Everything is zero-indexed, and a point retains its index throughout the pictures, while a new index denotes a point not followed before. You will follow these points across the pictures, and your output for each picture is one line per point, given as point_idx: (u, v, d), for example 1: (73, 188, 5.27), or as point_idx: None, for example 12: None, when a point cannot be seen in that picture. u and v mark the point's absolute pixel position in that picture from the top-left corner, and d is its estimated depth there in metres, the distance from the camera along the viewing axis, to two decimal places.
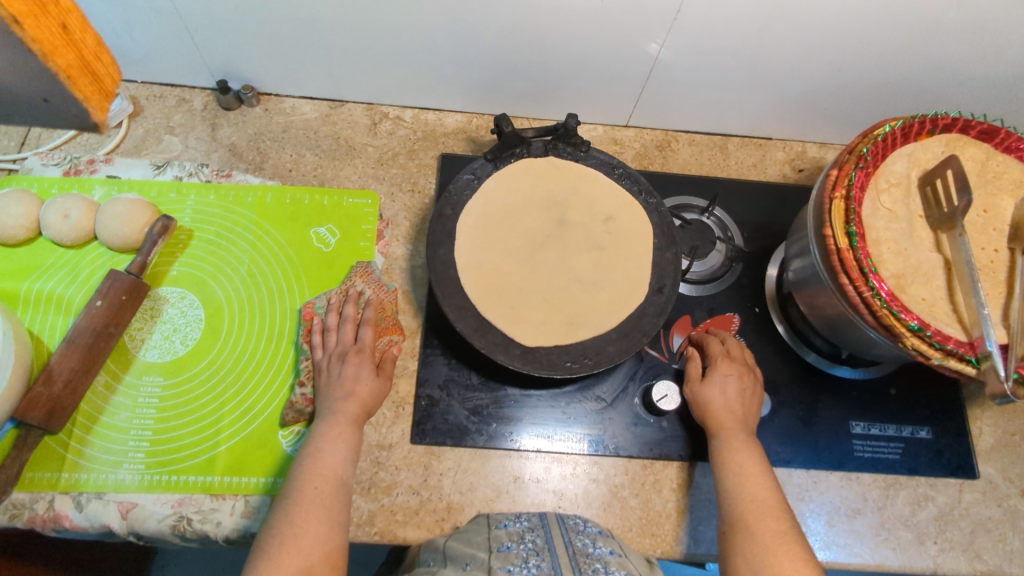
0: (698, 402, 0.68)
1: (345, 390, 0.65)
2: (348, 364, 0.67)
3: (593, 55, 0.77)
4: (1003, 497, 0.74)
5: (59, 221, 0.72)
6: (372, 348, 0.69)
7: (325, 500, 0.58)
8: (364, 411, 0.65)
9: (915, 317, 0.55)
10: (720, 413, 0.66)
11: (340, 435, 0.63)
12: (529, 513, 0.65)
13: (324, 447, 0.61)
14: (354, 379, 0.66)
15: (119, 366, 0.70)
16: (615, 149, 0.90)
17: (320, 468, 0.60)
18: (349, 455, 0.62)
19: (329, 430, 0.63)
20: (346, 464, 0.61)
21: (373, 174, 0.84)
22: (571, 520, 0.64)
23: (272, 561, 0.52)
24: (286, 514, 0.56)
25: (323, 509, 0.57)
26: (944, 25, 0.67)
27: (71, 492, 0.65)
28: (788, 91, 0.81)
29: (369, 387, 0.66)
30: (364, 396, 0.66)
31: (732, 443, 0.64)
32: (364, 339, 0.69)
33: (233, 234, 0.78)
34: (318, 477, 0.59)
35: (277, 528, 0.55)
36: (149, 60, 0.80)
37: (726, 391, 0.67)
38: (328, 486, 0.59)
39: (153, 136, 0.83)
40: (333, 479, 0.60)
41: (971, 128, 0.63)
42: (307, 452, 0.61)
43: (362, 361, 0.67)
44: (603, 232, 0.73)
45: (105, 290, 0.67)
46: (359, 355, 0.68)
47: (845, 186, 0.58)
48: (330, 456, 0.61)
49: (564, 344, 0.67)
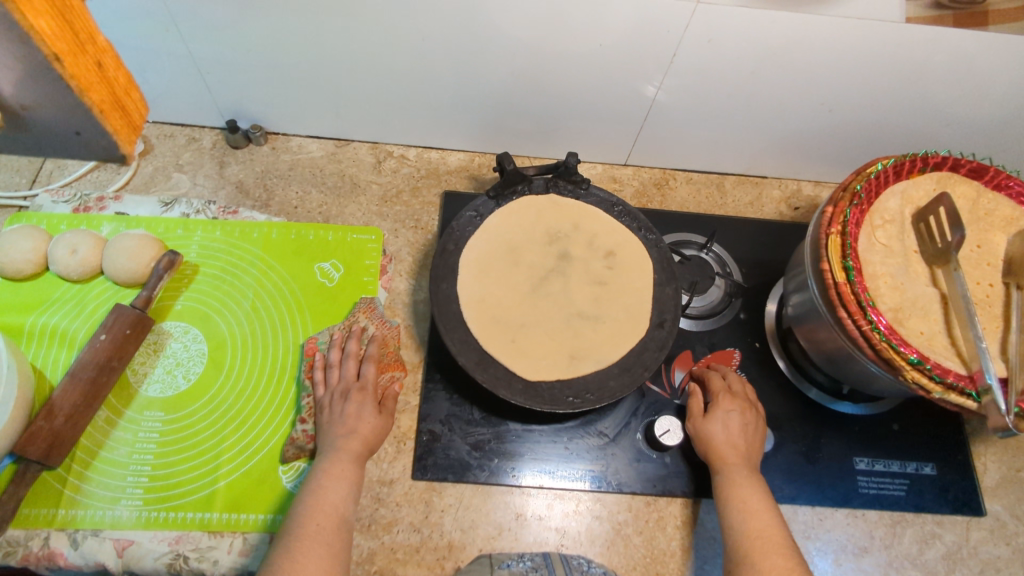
0: (701, 437, 0.68)
1: (347, 426, 0.65)
2: (349, 399, 0.67)
3: (591, 98, 0.80)
4: (1011, 535, 0.73)
5: (66, 256, 0.73)
6: (374, 383, 0.69)
7: (327, 537, 0.57)
8: (367, 448, 0.65)
9: (914, 350, 0.56)
10: (723, 449, 0.66)
11: (342, 472, 0.62)
12: (531, 553, 0.66)
13: (325, 483, 0.61)
14: (357, 416, 0.66)
15: (120, 400, 0.70)
16: (615, 187, 0.92)
17: (322, 504, 0.59)
18: (350, 491, 0.62)
19: (331, 466, 0.62)
20: (349, 501, 0.61)
21: (377, 211, 0.85)
22: (575, 559, 0.64)
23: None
24: (288, 549, 0.55)
25: (324, 546, 0.56)
26: (930, 68, 0.69)
27: (67, 528, 0.64)
28: (781, 131, 0.84)
29: (370, 424, 0.66)
30: (365, 433, 0.65)
31: (736, 478, 0.64)
32: (366, 374, 0.69)
33: (238, 269, 0.79)
34: (320, 513, 0.58)
35: (278, 562, 0.54)
36: (161, 100, 0.82)
37: (729, 427, 0.67)
38: (329, 522, 0.58)
39: (162, 174, 0.85)
40: (335, 515, 0.59)
41: (960, 166, 0.65)
42: (308, 489, 0.61)
43: (364, 397, 0.67)
44: (603, 267, 0.74)
45: (110, 324, 0.67)
46: (362, 392, 0.67)
47: (841, 223, 0.60)
48: (332, 493, 0.60)
49: (566, 378, 0.67)
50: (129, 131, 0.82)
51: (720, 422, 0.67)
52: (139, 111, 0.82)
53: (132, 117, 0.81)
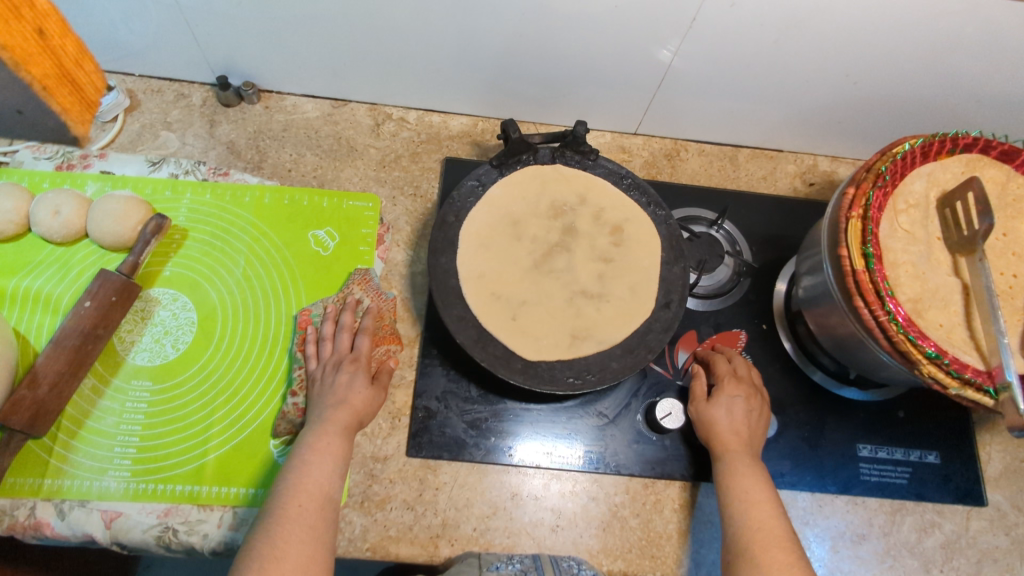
0: (703, 422, 0.66)
1: (338, 400, 0.63)
2: (345, 372, 0.65)
3: (605, 63, 0.75)
4: (1011, 525, 0.72)
5: (49, 218, 0.70)
6: (368, 357, 0.67)
7: (310, 519, 0.55)
8: (358, 420, 0.63)
9: (932, 344, 0.53)
10: (725, 436, 0.64)
11: (328, 448, 0.60)
12: (523, 553, 0.65)
13: (311, 460, 0.59)
14: (347, 388, 0.64)
15: (107, 368, 0.68)
16: (623, 157, 0.88)
17: (307, 483, 0.57)
18: (336, 467, 0.60)
19: (317, 442, 0.60)
20: (334, 478, 0.59)
21: (375, 176, 0.81)
22: (566, 561, 0.64)
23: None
24: (268, 532, 0.53)
25: (307, 528, 0.54)
26: (966, 41, 0.65)
27: (54, 499, 0.63)
28: (801, 104, 0.80)
29: (362, 396, 0.64)
30: (357, 406, 0.63)
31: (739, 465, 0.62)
32: (361, 349, 0.67)
33: (229, 235, 0.76)
34: (304, 493, 0.57)
35: (258, 546, 0.52)
36: (149, 52, 0.78)
37: (732, 413, 0.65)
38: (313, 503, 0.56)
39: (149, 132, 0.81)
40: (319, 494, 0.57)
41: (991, 149, 0.61)
42: (292, 466, 0.59)
43: (357, 369, 0.65)
44: (610, 244, 0.71)
45: (94, 290, 0.65)
46: (354, 364, 0.66)
47: (862, 206, 0.57)
48: (316, 471, 0.58)
49: (567, 359, 0.65)
50: (82, 109, 0.77)
51: (722, 407, 0.66)
52: (94, 87, 0.78)
53: (84, 92, 0.76)
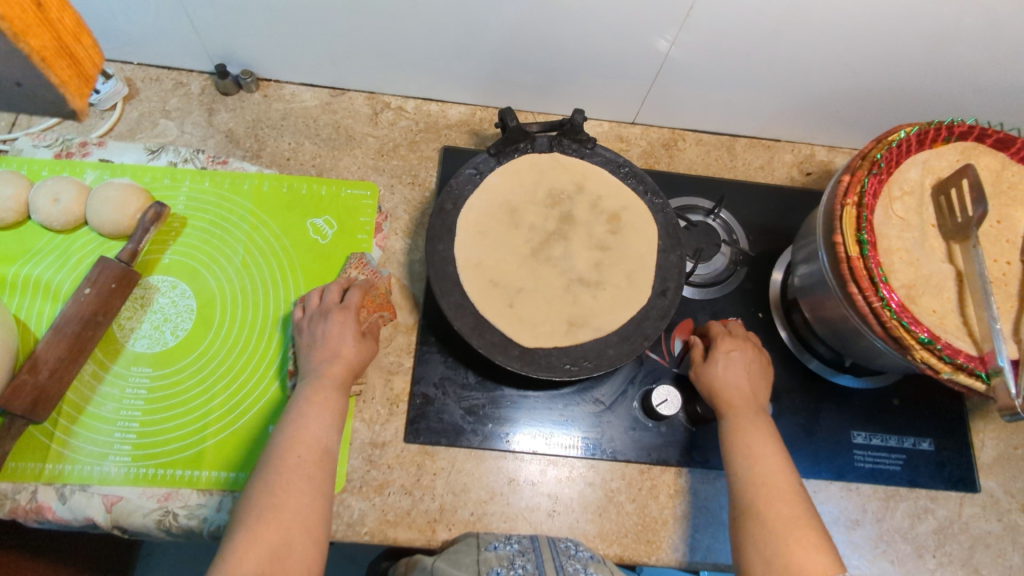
0: (704, 381, 0.67)
1: (330, 352, 0.63)
2: (334, 323, 0.64)
3: (604, 51, 0.75)
4: (1004, 511, 0.73)
5: (48, 206, 0.70)
6: (357, 303, 0.66)
7: (308, 470, 0.56)
8: (351, 372, 0.63)
9: (925, 330, 0.54)
10: (729, 392, 0.65)
11: (325, 401, 0.61)
12: (520, 534, 0.66)
13: (308, 412, 0.59)
14: (339, 338, 0.63)
15: (106, 354, 0.69)
16: (620, 147, 0.88)
17: (304, 435, 0.58)
18: (333, 421, 0.60)
19: (315, 395, 0.61)
20: (330, 431, 0.60)
21: (373, 165, 0.82)
22: (563, 542, 0.64)
23: (251, 533, 0.51)
24: (267, 482, 0.54)
25: (304, 478, 0.55)
26: (963, 29, 0.65)
27: (55, 483, 0.63)
28: (799, 93, 0.80)
29: (353, 348, 0.64)
30: (349, 358, 0.63)
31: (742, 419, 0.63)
32: (350, 299, 0.66)
33: (228, 223, 0.76)
34: (300, 445, 0.57)
35: (258, 497, 0.53)
36: (148, 41, 0.78)
37: (731, 368, 0.66)
38: (311, 455, 0.57)
39: (148, 120, 0.81)
40: (316, 447, 0.58)
41: (987, 137, 0.62)
42: (290, 417, 0.59)
43: (347, 319, 0.64)
44: (607, 232, 0.71)
45: (94, 277, 0.65)
46: (344, 313, 0.65)
47: (857, 193, 0.57)
48: (313, 424, 0.59)
49: (564, 345, 0.66)
50: None
51: (720, 366, 0.66)
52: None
53: None
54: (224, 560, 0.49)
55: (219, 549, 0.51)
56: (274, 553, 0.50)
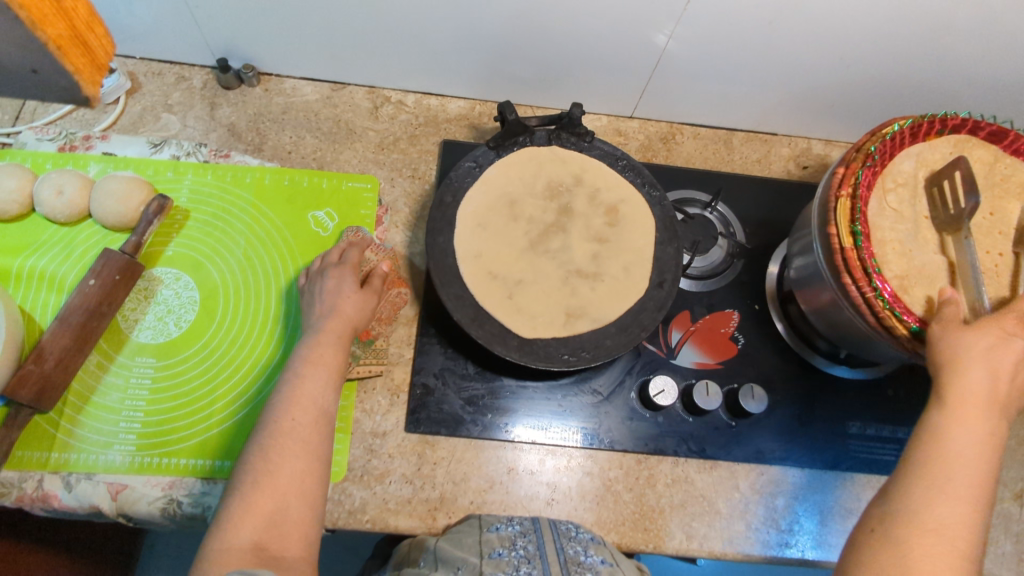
0: (953, 354, 0.51)
1: (328, 306, 0.64)
2: (333, 279, 0.66)
3: (602, 46, 0.76)
4: (996, 500, 0.74)
5: (52, 198, 0.71)
6: (355, 263, 0.68)
7: (303, 432, 0.56)
8: (352, 327, 0.63)
9: (916, 319, 0.55)
10: (975, 385, 0.50)
11: (321, 360, 0.60)
12: (522, 516, 0.67)
13: (303, 373, 0.59)
14: (335, 292, 0.65)
15: (111, 345, 0.69)
16: (619, 141, 0.89)
17: (300, 397, 0.57)
18: (328, 381, 0.60)
19: (311, 355, 0.60)
20: (327, 392, 0.59)
21: (374, 158, 0.82)
22: (565, 524, 0.65)
23: (247, 501, 0.51)
24: (261, 447, 0.54)
25: (300, 443, 0.55)
26: (957, 23, 0.66)
27: (61, 472, 0.64)
28: (796, 87, 0.80)
29: (350, 299, 0.64)
30: (347, 310, 0.64)
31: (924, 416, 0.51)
32: (349, 258, 0.68)
33: (230, 215, 0.77)
34: (297, 407, 0.57)
35: (253, 464, 0.53)
36: (150, 35, 0.78)
37: (1001, 355, 0.50)
38: (306, 418, 0.57)
39: (151, 114, 0.82)
40: (313, 409, 0.57)
41: (979, 129, 0.62)
42: (287, 380, 0.59)
43: (343, 274, 0.66)
44: (605, 224, 0.72)
45: (99, 269, 0.66)
46: (340, 270, 0.66)
47: (851, 185, 0.58)
48: (310, 383, 0.58)
49: (562, 336, 0.67)
50: None
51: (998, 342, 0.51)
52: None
53: None
54: (219, 529, 0.50)
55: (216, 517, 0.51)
56: (270, 520, 0.51)
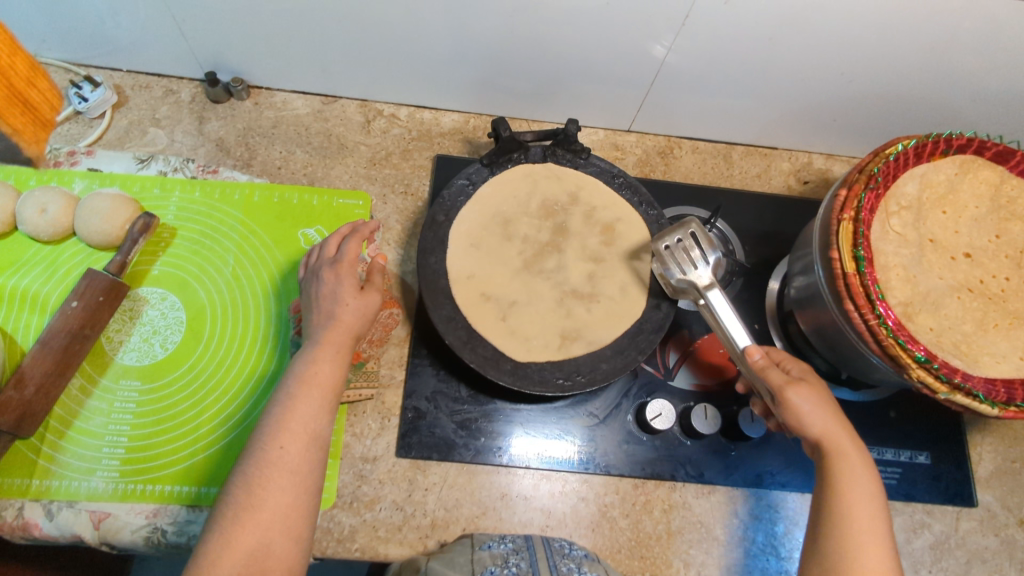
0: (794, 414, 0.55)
1: (327, 313, 0.59)
2: (329, 280, 0.60)
3: (597, 58, 0.74)
4: (1001, 526, 0.72)
5: (36, 216, 0.69)
6: (354, 261, 0.62)
7: (292, 462, 0.52)
8: (353, 337, 0.59)
9: (921, 348, 0.53)
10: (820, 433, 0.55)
11: (316, 380, 0.55)
12: (513, 535, 0.65)
13: (296, 397, 0.54)
14: (334, 300, 0.59)
15: (95, 368, 0.68)
16: (616, 155, 0.87)
17: (291, 421, 0.53)
18: (324, 403, 0.55)
19: (305, 372, 0.56)
20: (322, 415, 0.55)
21: (366, 174, 0.81)
22: (558, 542, 0.64)
23: (226, 537, 0.48)
24: (246, 478, 0.51)
25: (288, 474, 0.51)
26: (963, 35, 0.64)
27: (42, 500, 0.63)
28: (797, 101, 0.79)
29: (352, 309, 0.59)
30: (349, 320, 0.59)
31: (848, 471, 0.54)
32: (346, 253, 0.62)
33: (219, 233, 0.75)
34: (287, 433, 0.53)
35: (236, 495, 0.50)
36: (137, 48, 0.77)
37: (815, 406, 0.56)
38: (296, 445, 0.52)
39: (137, 128, 0.80)
40: (304, 435, 0.53)
41: (985, 149, 0.61)
42: (279, 402, 0.55)
43: (341, 276, 0.60)
44: (601, 244, 0.71)
45: (81, 290, 0.65)
46: (337, 271, 0.60)
47: (854, 208, 0.56)
48: (301, 407, 0.54)
49: (557, 359, 0.65)
50: None
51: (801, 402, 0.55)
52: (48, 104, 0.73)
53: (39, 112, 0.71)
54: (199, 565, 0.47)
55: (195, 549, 0.49)
56: (251, 557, 0.48)
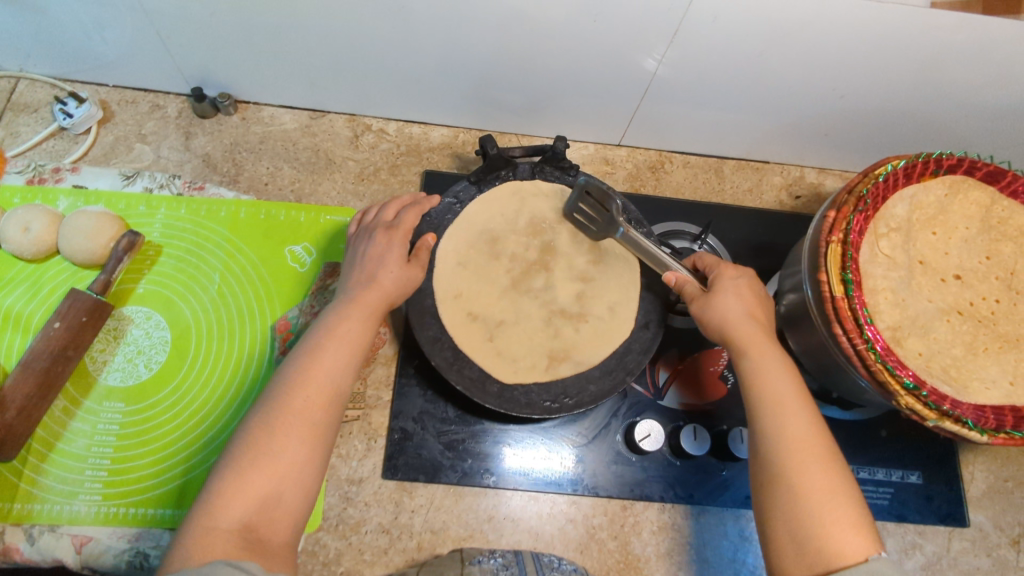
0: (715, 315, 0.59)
1: (368, 274, 0.59)
2: (382, 243, 0.60)
3: (587, 71, 0.74)
4: (993, 546, 0.72)
5: (19, 235, 0.69)
6: (409, 230, 0.62)
7: (313, 414, 0.51)
8: (386, 303, 0.58)
9: (910, 374, 0.52)
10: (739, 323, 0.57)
11: (346, 335, 0.54)
12: (503, 549, 0.64)
13: (324, 348, 0.53)
14: (379, 266, 0.59)
15: (78, 390, 0.67)
16: (606, 170, 0.87)
17: (315, 372, 0.52)
18: (352, 360, 0.54)
19: (335, 327, 0.55)
20: (348, 371, 0.54)
21: (353, 190, 0.80)
22: (547, 556, 0.64)
23: (239, 477, 0.47)
24: (267, 422, 0.49)
25: (307, 424, 0.50)
26: (953, 50, 0.63)
27: (23, 524, 0.62)
28: (788, 115, 0.78)
29: (394, 275, 0.59)
30: (388, 286, 0.58)
31: (776, 387, 0.54)
32: (402, 222, 0.62)
33: (205, 250, 0.75)
34: (311, 383, 0.51)
35: (253, 434, 0.49)
36: (123, 63, 0.76)
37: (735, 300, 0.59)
38: (320, 397, 0.51)
39: (123, 144, 0.79)
40: (328, 388, 0.52)
41: (976, 170, 0.60)
42: (306, 349, 0.54)
43: (393, 242, 0.60)
44: (590, 262, 0.70)
45: (64, 311, 0.64)
46: (390, 236, 0.61)
47: (843, 230, 0.55)
48: (329, 360, 0.53)
49: (544, 381, 0.65)
50: None
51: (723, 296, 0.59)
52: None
53: None
54: (209, 501, 0.47)
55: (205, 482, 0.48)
56: (261, 502, 0.47)
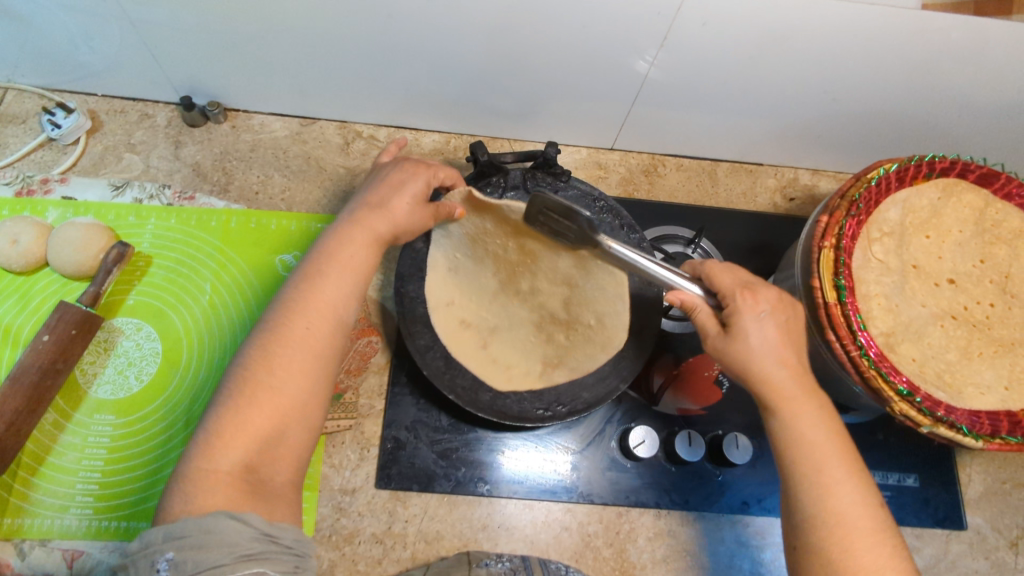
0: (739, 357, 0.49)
1: (379, 199, 0.53)
2: (405, 172, 0.55)
3: (578, 76, 0.73)
4: (991, 549, 0.72)
5: (7, 247, 0.68)
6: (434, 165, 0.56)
7: (315, 347, 0.47)
8: (393, 232, 0.53)
9: (904, 380, 0.52)
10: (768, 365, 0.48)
11: (350, 262, 0.50)
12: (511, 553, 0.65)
13: (326, 276, 0.49)
14: (394, 194, 0.53)
15: (68, 403, 0.67)
16: (599, 174, 0.87)
17: (316, 303, 0.48)
18: (356, 290, 0.50)
19: (338, 253, 0.50)
20: (351, 301, 0.50)
21: (345, 197, 0.80)
22: (554, 562, 0.63)
23: (238, 412, 0.44)
24: (267, 353, 0.46)
25: (309, 358, 0.46)
26: (944, 51, 0.63)
27: (14, 538, 0.62)
28: (780, 117, 0.78)
29: (410, 208, 0.53)
30: (401, 217, 0.53)
31: (804, 424, 0.47)
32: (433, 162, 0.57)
33: (195, 261, 0.74)
34: (312, 314, 0.48)
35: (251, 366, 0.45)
36: (112, 73, 0.76)
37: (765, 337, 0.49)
38: (322, 328, 0.48)
39: (112, 154, 0.79)
40: (331, 319, 0.48)
41: (969, 172, 0.60)
42: (306, 277, 0.49)
43: (418, 174, 0.55)
44: None
45: (54, 324, 0.64)
46: (418, 171, 0.55)
47: (835, 235, 0.55)
48: (330, 290, 0.49)
49: (536, 389, 0.65)
50: None
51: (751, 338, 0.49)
52: None
53: None
54: (207, 440, 0.43)
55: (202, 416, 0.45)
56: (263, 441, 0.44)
